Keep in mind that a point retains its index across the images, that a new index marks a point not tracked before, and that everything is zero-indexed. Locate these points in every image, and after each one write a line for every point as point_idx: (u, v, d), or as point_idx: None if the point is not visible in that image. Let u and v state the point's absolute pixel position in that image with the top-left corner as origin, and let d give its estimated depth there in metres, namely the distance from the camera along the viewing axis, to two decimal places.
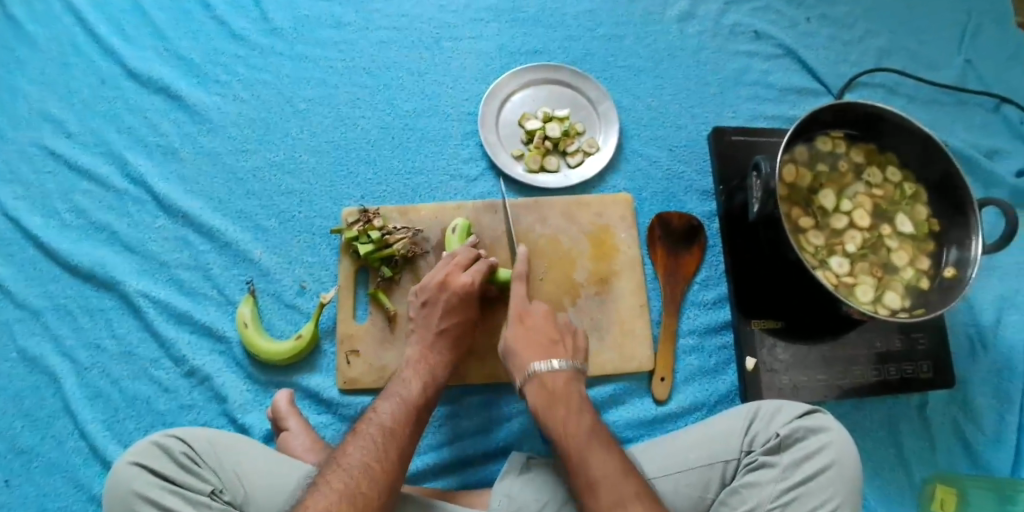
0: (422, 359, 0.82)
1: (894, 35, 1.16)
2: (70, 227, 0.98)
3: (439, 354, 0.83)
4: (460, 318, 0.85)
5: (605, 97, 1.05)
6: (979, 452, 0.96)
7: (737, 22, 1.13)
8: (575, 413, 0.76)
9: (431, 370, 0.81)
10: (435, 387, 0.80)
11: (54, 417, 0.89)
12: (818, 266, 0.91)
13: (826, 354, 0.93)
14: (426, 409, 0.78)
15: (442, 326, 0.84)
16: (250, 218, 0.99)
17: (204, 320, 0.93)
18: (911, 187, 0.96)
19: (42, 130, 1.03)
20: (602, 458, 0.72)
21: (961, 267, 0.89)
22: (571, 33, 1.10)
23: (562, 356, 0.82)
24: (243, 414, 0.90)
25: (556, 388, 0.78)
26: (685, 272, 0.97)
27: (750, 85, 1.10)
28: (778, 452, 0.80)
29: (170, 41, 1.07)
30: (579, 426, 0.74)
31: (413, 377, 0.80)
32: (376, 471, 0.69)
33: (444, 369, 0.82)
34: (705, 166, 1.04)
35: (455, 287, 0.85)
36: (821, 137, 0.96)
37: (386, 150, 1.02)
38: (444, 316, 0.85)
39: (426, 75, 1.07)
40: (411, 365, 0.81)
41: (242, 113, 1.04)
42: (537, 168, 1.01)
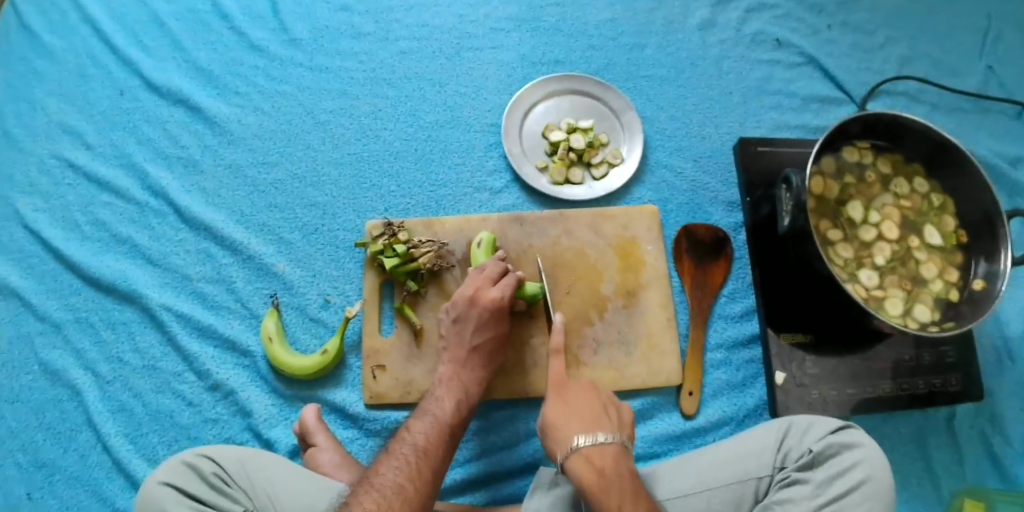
0: (454, 377, 0.82)
1: (916, 43, 1.16)
2: (90, 239, 0.97)
3: (472, 371, 0.83)
4: (490, 334, 0.84)
5: (628, 107, 1.04)
6: (1006, 464, 0.96)
7: (759, 31, 1.12)
8: (596, 431, 0.76)
9: (463, 388, 0.81)
10: (467, 406, 0.80)
11: (77, 431, 0.89)
12: (847, 279, 0.90)
13: (855, 367, 0.92)
14: (458, 428, 0.78)
15: (475, 343, 0.83)
16: (272, 231, 0.98)
17: (228, 334, 0.92)
18: (938, 199, 0.95)
19: (60, 141, 1.02)
20: (607, 453, 0.74)
21: (991, 280, 0.89)
22: (593, 42, 1.10)
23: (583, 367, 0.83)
24: (268, 428, 0.89)
25: (575, 393, 0.80)
26: (711, 285, 0.97)
27: (773, 95, 1.09)
28: (811, 468, 0.80)
29: (188, 51, 1.07)
30: (602, 450, 0.74)
31: (445, 395, 0.80)
32: (409, 491, 0.68)
33: (477, 386, 0.82)
34: (730, 177, 1.03)
35: (484, 302, 0.84)
36: (848, 148, 0.95)
37: (408, 162, 1.01)
38: (474, 332, 0.84)
39: (448, 86, 1.06)
40: (445, 383, 0.81)
41: (263, 124, 1.03)
42: (562, 180, 1.00)
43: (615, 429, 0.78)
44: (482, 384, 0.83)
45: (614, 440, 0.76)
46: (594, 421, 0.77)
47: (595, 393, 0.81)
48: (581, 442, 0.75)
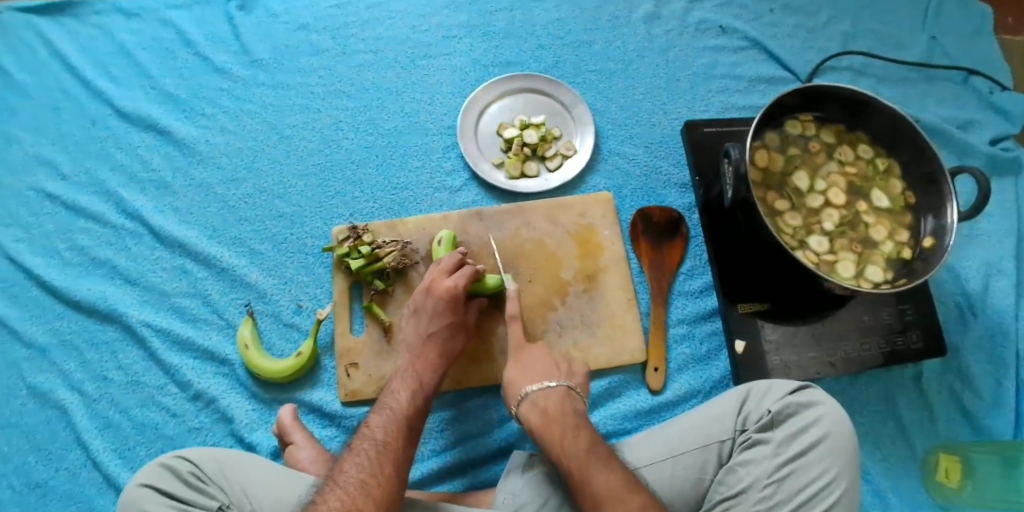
0: (410, 369, 0.85)
1: (857, 18, 1.19)
2: (71, 265, 1.02)
3: (428, 359, 0.86)
4: (447, 322, 0.88)
5: (578, 100, 1.08)
6: (978, 417, 0.97)
7: (702, 19, 1.16)
8: (546, 380, 0.84)
9: (418, 377, 0.84)
10: (423, 396, 0.82)
11: (67, 450, 0.92)
12: (797, 246, 0.93)
13: (815, 331, 0.95)
14: (417, 419, 0.80)
15: (430, 332, 0.87)
16: (244, 244, 1.02)
17: (206, 344, 0.96)
18: (882, 163, 0.98)
19: (39, 174, 1.07)
20: (554, 396, 0.82)
21: (939, 236, 0.91)
22: (542, 42, 1.14)
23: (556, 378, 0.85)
24: (250, 432, 0.93)
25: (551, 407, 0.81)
26: (670, 264, 1.00)
27: (720, 78, 1.13)
28: (771, 429, 0.81)
29: (156, 79, 1.12)
30: (548, 394, 0.82)
31: (400, 388, 0.82)
32: (372, 485, 0.70)
33: (432, 374, 0.85)
34: (681, 159, 1.07)
35: (440, 292, 0.88)
36: (790, 121, 0.98)
37: (370, 169, 1.06)
38: (432, 322, 0.87)
39: (405, 94, 1.11)
40: (399, 377, 0.84)
41: (231, 143, 1.08)
42: (518, 174, 1.04)
43: (565, 378, 0.85)
44: (438, 370, 0.85)
45: (560, 386, 0.83)
46: (544, 372, 0.85)
47: (547, 352, 0.89)
48: (529, 389, 0.83)
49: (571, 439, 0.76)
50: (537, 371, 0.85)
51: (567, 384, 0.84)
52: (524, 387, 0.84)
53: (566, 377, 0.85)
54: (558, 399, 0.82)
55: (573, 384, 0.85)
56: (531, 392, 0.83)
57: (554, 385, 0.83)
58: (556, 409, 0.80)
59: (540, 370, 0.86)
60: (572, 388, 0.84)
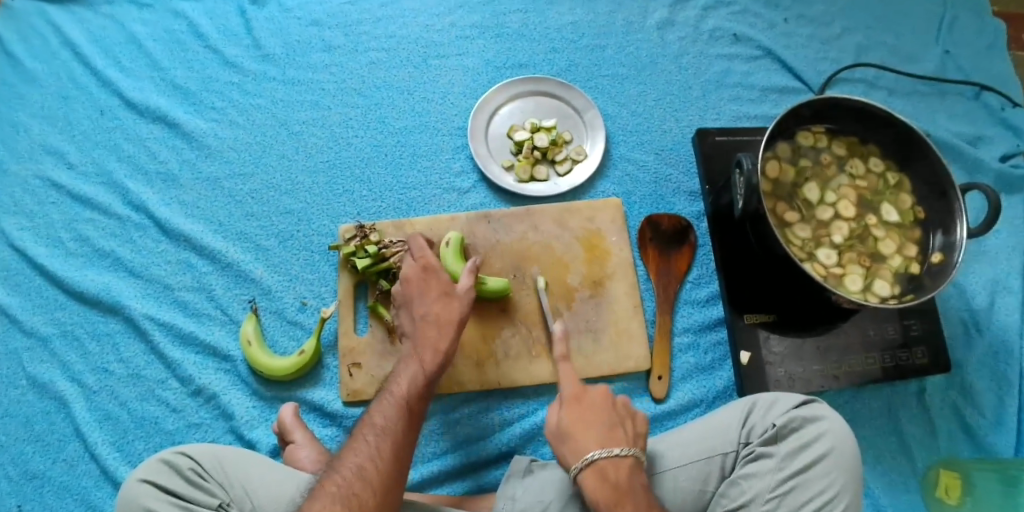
0: (415, 354, 0.80)
1: (871, 31, 1.19)
2: (74, 255, 1.01)
3: (426, 340, 0.81)
4: (430, 299, 0.84)
5: (590, 105, 1.07)
6: (980, 434, 0.96)
7: (716, 27, 1.16)
8: (613, 444, 0.73)
9: (420, 361, 0.79)
10: (427, 377, 0.78)
11: (65, 441, 0.92)
12: (806, 259, 0.93)
13: (820, 344, 0.94)
14: (419, 402, 0.76)
15: (420, 311, 0.84)
16: (249, 239, 1.02)
17: (209, 340, 0.95)
18: (893, 177, 0.97)
19: (44, 162, 1.06)
20: (624, 468, 0.72)
21: (948, 252, 0.91)
22: (555, 45, 1.13)
23: (621, 440, 0.73)
24: (250, 430, 0.92)
25: (619, 480, 0.71)
26: (677, 272, 0.99)
27: (732, 87, 1.12)
28: (775, 442, 0.81)
29: (166, 70, 1.11)
30: (618, 464, 0.71)
31: (403, 372, 0.78)
32: (369, 471, 0.69)
33: (434, 356, 0.79)
34: (691, 168, 1.07)
35: (415, 275, 0.86)
36: (802, 133, 0.98)
37: (379, 167, 1.05)
38: (415, 303, 0.84)
39: (416, 93, 1.10)
40: (403, 364, 0.79)
41: (239, 137, 1.07)
42: (527, 178, 1.03)
43: (630, 440, 0.75)
44: (441, 353, 0.80)
45: (628, 454, 0.73)
46: (610, 433, 0.74)
47: (610, 399, 0.77)
48: (595, 454, 0.72)
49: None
50: (602, 431, 0.74)
51: (635, 450, 0.74)
52: (589, 451, 0.72)
53: (630, 440, 0.75)
54: (627, 471, 0.72)
55: (637, 447, 0.75)
56: (598, 459, 0.71)
57: (623, 452, 0.72)
58: (624, 483, 0.71)
59: (604, 428, 0.74)
60: (637, 452, 0.74)
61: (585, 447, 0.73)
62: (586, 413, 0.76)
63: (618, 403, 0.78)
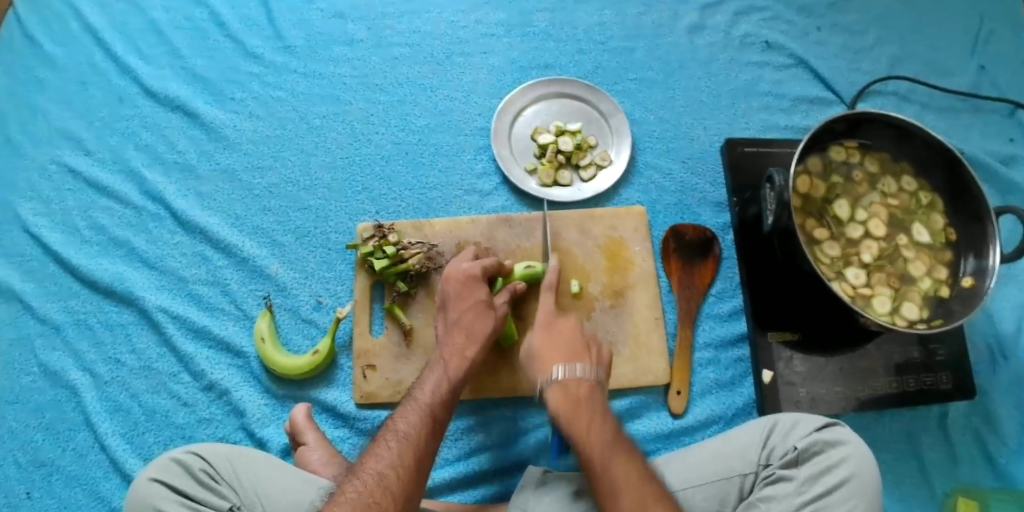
0: (440, 359, 0.82)
1: (908, 43, 1.15)
2: (89, 243, 1.00)
3: (458, 346, 0.83)
4: (470, 306, 0.86)
5: (616, 110, 1.05)
6: (1001, 463, 0.94)
7: (748, 33, 1.13)
8: (577, 363, 0.79)
9: (446, 367, 0.81)
10: (453, 389, 0.79)
11: (75, 431, 0.91)
12: (834, 278, 0.91)
13: (844, 365, 0.92)
14: (444, 413, 0.77)
15: (456, 319, 0.85)
16: (266, 234, 1.00)
17: (222, 335, 0.94)
18: (926, 197, 0.95)
19: (62, 148, 1.05)
20: (608, 430, 0.72)
21: (980, 277, 0.88)
22: (582, 47, 1.11)
23: (587, 362, 0.80)
24: (260, 428, 0.91)
25: (580, 394, 0.76)
26: (700, 284, 0.97)
27: (762, 96, 1.10)
28: (796, 465, 0.79)
29: (186, 59, 1.09)
30: (579, 381, 0.77)
31: (428, 380, 0.80)
32: (390, 478, 0.68)
33: (461, 364, 0.82)
34: (718, 178, 1.04)
35: (458, 276, 0.88)
36: (834, 147, 0.95)
37: (400, 165, 1.03)
38: (456, 307, 0.86)
39: (439, 90, 1.08)
40: (429, 371, 0.81)
41: (258, 129, 1.05)
42: (550, 182, 1.01)
43: (596, 363, 0.81)
44: (468, 361, 0.82)
45: (591, 374, 0.79)
46: (575, 356, 0.80)
47: (578, 330, 0.84)
48: (558, 373, 0.78)
49: (595, 426, 0.72)
50: (568, 354, 0.80)
51: (597, 371, 0.79)
52: (553, 371, 0.79)
53: (596, 364, 0.80)
54: (588, 389, 0.77)
55: (602, 371, 0.80)
56: (562, 376, 0.78)
57: (585, 372, 0.78)
58: (584, 398, 0.76)
59: (570, 352, 0.80)
60: (600, 374, 0.80)
61: (550, 370, 0.79)
62: (555, 341, 0.82)
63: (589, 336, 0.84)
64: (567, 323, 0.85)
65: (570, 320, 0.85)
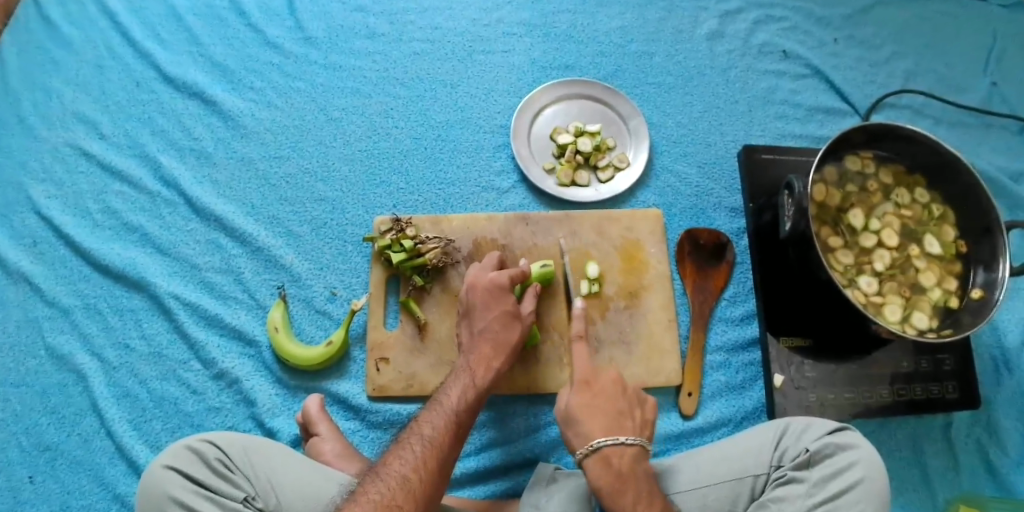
0: (467, 368, 0.83)
1: (921, 57, 1.17)
2: (101, 227, 0.99)
3: (481, 354, 0.84)
4: (495, 315, 0.86)
5: (636, 113, 1.06)
6: (1002, 474, 0.94)
7: (765, 42, 1.14)
8: (618, 432, 0.78)
9: (471, 374, 0.82)
10: (476, 396, 0.81)
11: (80, 415, 0.90)
12: (847, 285, 0.92)
13: (853, 371, 0.93)
14: (467, 420, 0.78)
15: (481, 327, 0.86)
16: (282, 224, 1.00)
17: (234, 323, 0.94)
18: (938, 209, 0.96)
19: (75, 130, 1.04)
20: (627, 455, 0.77)
21: (989, 289, 0.89)
22: (602, 49, 1.12)
23: (629, 430, 0.79)
24: (271, 418, 0.90)
25: (622, 466, 0.76)
26: (714, 288, 0.98)
27: (778, 104, 1.11)
28: (808, 467, 0.79)
29: (205, 46, 1.09)
30: (622, 451, 0.77)
31: (453, 386, 0.81)
32: (414, 482, 0.69)
33: (486, 371, 0.83)
34: (734, 183, 1.05)
35: (484, 286, 0.88)
36: (850, 156, 0.97)
37: (418, 160, 1.03)
38: (481, 316, 0.86)
39: (459, 87, 1.08)
40: (456, 377, 0.82)
41: (275, 119, 1.05)
42: (568, 182, 1.02)
43: (636, 430, 0.80)
44: (492, 370, 0.83)
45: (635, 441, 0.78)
46: (618, 424, 0.79)
47: (621, 391, 0.83)
48: (601, 442, 0.77)
49: (640, 506, 0.73)
50: (610, 419, 0.79)
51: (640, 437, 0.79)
52: (595, 438, 0.78)
53: (635, 430, 0.80)
54: (630, 459, 0.77)
55: (643, 435, 0.80)
56: (603, 446, 0.77)
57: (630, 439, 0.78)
58: (626, 470, 0.76)
59: (612, 418, 0.80)
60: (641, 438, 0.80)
61: (591, 435, 0.78)
62: (598, 402, 0.81)
63: (629, 395, 0.83)
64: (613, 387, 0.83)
65: (631, 449, 0.77)
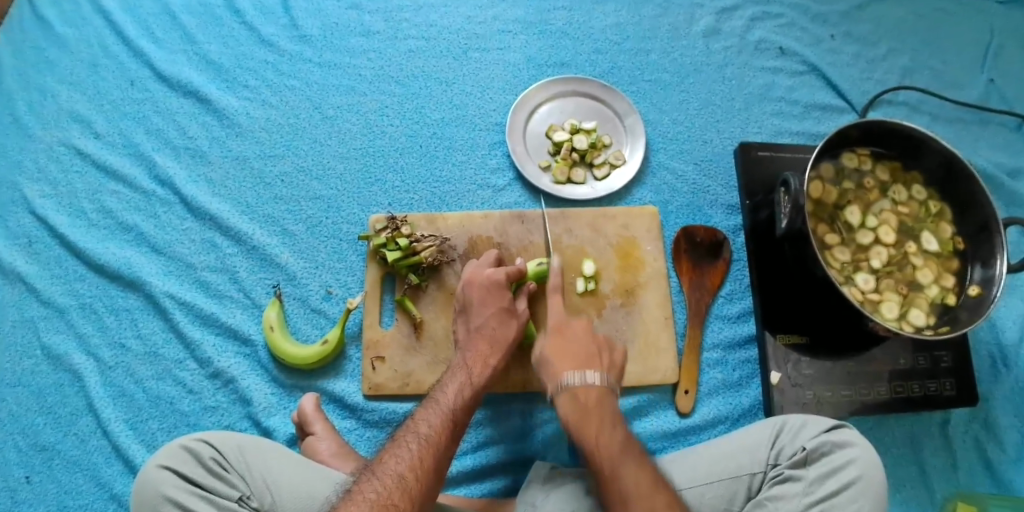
0: (463, 366, 0.83)
1: (918, 53, 1.16)
2: (96, 227, 0.99)
3: (478, 351, 0.84)
4: (491, 312, 0.86)
5: (632, 110, 1.06)
6: (1000, 471, 0.93)
7: (762, 39, 1.14)
8: (586, 370, 0.79)
9: (467, 372, 0.82)
10: (472, 394, 0.80)
11: (76, 415, 0.90)
12: (844, 282, 0.92)
13: (851, 369, 0.93)
14: (463, 418, 0.78)
15: (477, 324, 0.86)
16: (278, 223, 1.00)
17: (230, 322, 0.93)
18: (935, 206, 0.96)
19: (70, 130, 1.04)
20: (594, 392, 0.78)
21: (987, 286, 0.89)
22: (598, 46, 1.12)
23: (597, 368, 0.80)
24: (267, 417, 0.90)
25: (588, 401, 0.77)
26: (710, 286, 0.98)
27: (775, 101, 1.10)
28: (805, 465, 0.79)
29: (200, 45, 1.09)
30: (589, 388, 0.78)
31: (449, 384, 0.81)
32: (410, 480, 0.68)
33: (483, 369, 0.82)
34: (731, 180, 1.05)
35: (480, 283, 0.88)
36: (847, 153, 0.96)
37: (414, 158, 1.03)
38: (477, 312, 0.86)
39: (455, 85, 1.08)
40: (452, 375, 0.82)
41: (270, 118, 1.05)
42: (564, 180, 1.02)
43: (606, 370, 0.81)
44: (488, 368, 0.83)
45: (603, 380, 0.79)
46: (587, 361, 0.80)
47: (591, 334, 0.84)
48: (569, 378, 0.79)
49: (603, 434, 0.73)
50: (579, 359, 0.81)
51: (608, 377, 0.80)
52: (563, 376, 0.79)
53: (606, 369, 0.81)
54: (597, 395, 0.78)
55: (612, 377, 0.81)
56: (571, 384, 0.78)
57: (596, 377, 0.79)
58: (592, 404, 0.77)
59: (581, 358, 0.81)
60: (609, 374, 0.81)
61: (561, 373, 0.80)
62: (568, 345, 0.82)
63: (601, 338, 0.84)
64: (584, 331, 0.84)
65: (597, 385, 0.78)
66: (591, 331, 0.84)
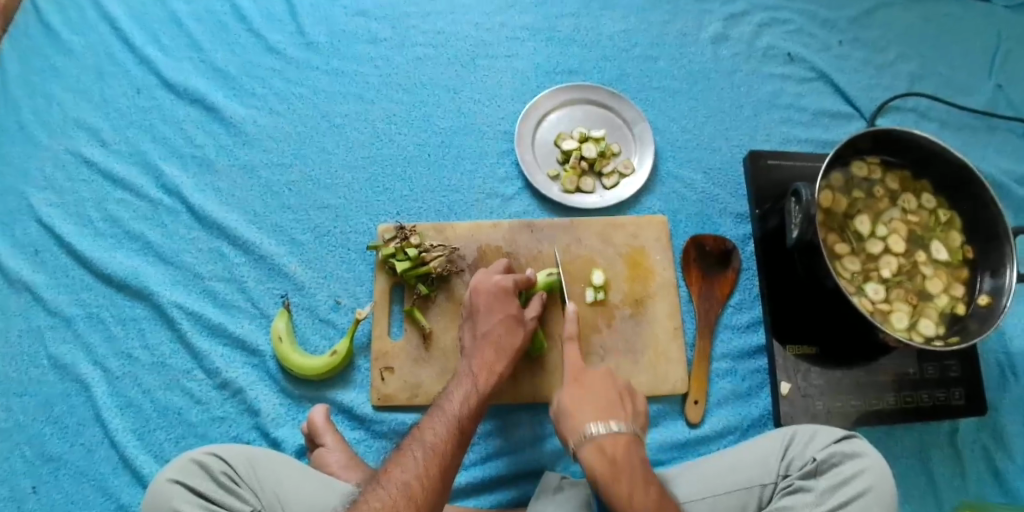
0: (468, 374, 0.82)
1: (926, 60, 1.16)
2: (102, 236, 0.98)
3: (484, 359, 0.83)
4: (498, 319, 0.85)
5: (641, 118, 1.05)
6: (1008, 480, 0.93)
7: (771, 45, 1.13)
8: (611, 419, 0.76)
9: (473, 380, 0.81)
10: (479, 402, 0.80)
11: (84, 426, 0.89)
12: (854, 292, 0.91)
13: (860, 379, 0.93)
14: (470, 426, 0.77)
15: (484, 331, 0.85)
16: (286, 232, 0.99)
17: (238, 333, 0.93)
18: (945, 215, 0.95)
19: (76, 137, 1.03)
20: (621, 441, 0.74)
21: (997, 296, 0.88)
22: (607, 53, 1.11)
23: (619, 417, 0.77)
24: (275, 428, 0.90)
25: (616, 453, 0.73)
26: (720, 296, 0.98)
27: (784, 109, 1.10)
28: (815, 477, 0.78)
29: (206, 52, 1.08)
30: (615, 439, 0.74)
31: (454, 392, 0.80)
32: (415, 489, 0.68)
33: (488, 376, 0.82)
34: (740, 189, 1.05)
35: (488, 291, 0.87)
36: (857, 162, 0.96)
37: (422, 167, 1.03)
38: (483, 319, 0.86)
39: (463, 93, 1.07)
40: (457, 383, 0.81)
41: (278, 126, 1.04)
42: (573, 189, 1.01)
43: (629, 417, 0.78)
44: (495, 375, 0.82)
45: (627, 429, 0.76)
46: (609, 410, 0.77)
47: (611, 381, 0.81)
48: (595, 431, 0.75)
49: (637, 493, 0.70)
50: (600, 406, 0.78)
51: (632, 425, 0.77)
52: (588, 425, 0.76)
53: (629, 417, 0.78)
54: (623, 447, 0.74)
55: (636, 425, 0.78)
56: (598, 435, 0.74)
57: (620, 426, 0.75)
58: (621, 458, 0.73)
59: (602, 406, 0.78)
60: (632, 423, 0.78)
61: (584, 424, 0.76)
62: (588, 397, 0.79)
63: (619, 386, 0.81)
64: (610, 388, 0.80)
65: (624, 436, 0.75)
66: (610, 379, 0.81)
